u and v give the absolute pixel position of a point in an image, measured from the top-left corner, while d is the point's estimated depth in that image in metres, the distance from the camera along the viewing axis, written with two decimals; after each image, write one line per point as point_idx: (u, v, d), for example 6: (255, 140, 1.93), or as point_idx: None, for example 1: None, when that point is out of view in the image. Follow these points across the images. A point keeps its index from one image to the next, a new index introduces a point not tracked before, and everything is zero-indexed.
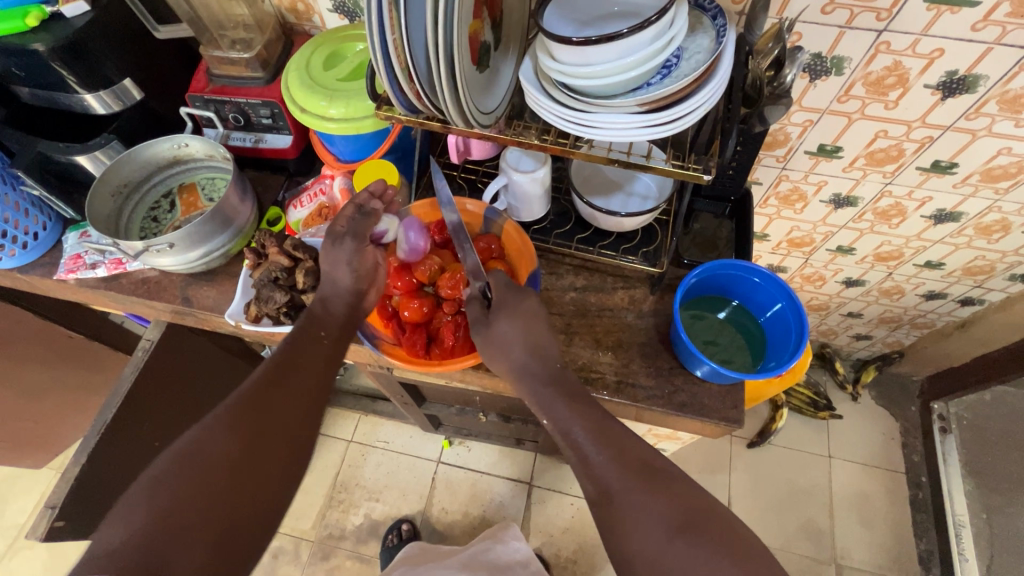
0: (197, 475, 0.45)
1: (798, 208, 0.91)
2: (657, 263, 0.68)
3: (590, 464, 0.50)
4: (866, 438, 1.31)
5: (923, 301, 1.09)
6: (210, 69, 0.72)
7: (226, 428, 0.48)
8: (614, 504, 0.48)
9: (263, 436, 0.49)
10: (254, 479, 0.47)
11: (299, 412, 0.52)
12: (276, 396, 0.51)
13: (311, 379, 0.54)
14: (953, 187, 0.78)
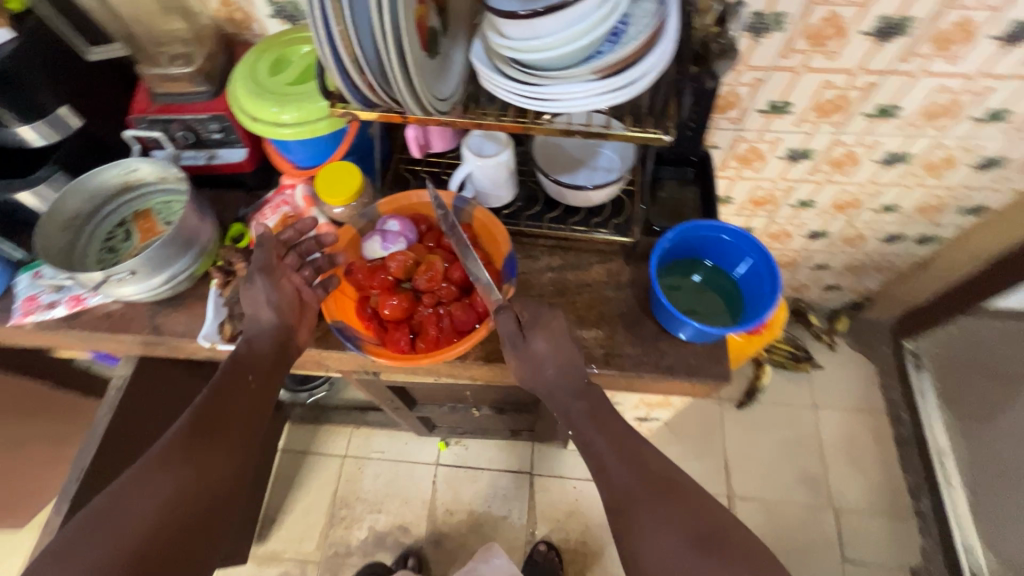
0: (108, 545, 0.45)
1: (757, 167, 0.93)
2: (629, 233, 0.69)
3: (608, 472, 0.53)
4: (847, 384, 1.36)
5: (885, 245, 1.13)
6: (152, 88, 0.69)
7: (149, 484, 0.49)
8: (636, 506, 0.50)
9: (184, 491, 0.50)
10: (178, 537, 0.48)
11: (225, 462, 0.53)
12: (195, 449, 0.52)
13: (239, 427, 0.55)
14: (901, 129, 0.81)
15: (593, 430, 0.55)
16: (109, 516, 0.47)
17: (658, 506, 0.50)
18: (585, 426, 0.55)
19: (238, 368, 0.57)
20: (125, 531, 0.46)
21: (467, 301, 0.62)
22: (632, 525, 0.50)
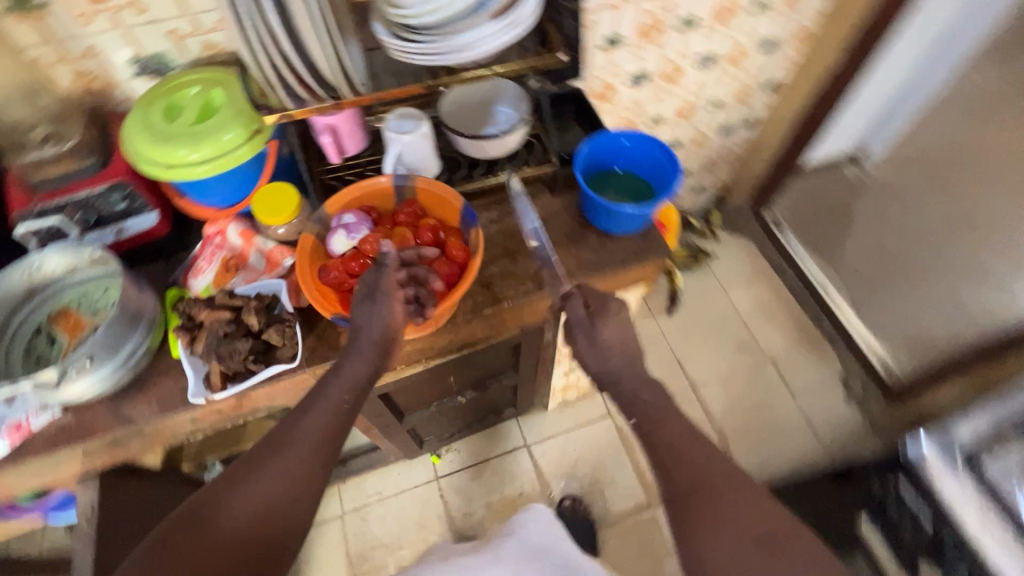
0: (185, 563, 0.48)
1: (612, 98, 1.09)
2: (548, 160, 0.80)
3: (667, 466, 0.58)
4: (739, 263, 1.60)
5: (722, 136, 1.37)
6: (28, 179, 0.65)
7: (245, 488, 0.53)
8: (691, 501, 0.55)
9: (244, 528, 0.52)
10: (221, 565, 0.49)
11: (293, 484, 0.55)
12: (272, 466, 0.55)
13: (307, 448, 0.57)
14: (701, 35, 1.03)
15: (650, 423, 0.61)
16: (206, 522, 0.51)
17: (707, 509, 0.54)
18: (641, 407, 0.62)
19: (336, 396, 0.60)
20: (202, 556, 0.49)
21: (444, 258, 0.65)
22: (695, 506, 0.55)
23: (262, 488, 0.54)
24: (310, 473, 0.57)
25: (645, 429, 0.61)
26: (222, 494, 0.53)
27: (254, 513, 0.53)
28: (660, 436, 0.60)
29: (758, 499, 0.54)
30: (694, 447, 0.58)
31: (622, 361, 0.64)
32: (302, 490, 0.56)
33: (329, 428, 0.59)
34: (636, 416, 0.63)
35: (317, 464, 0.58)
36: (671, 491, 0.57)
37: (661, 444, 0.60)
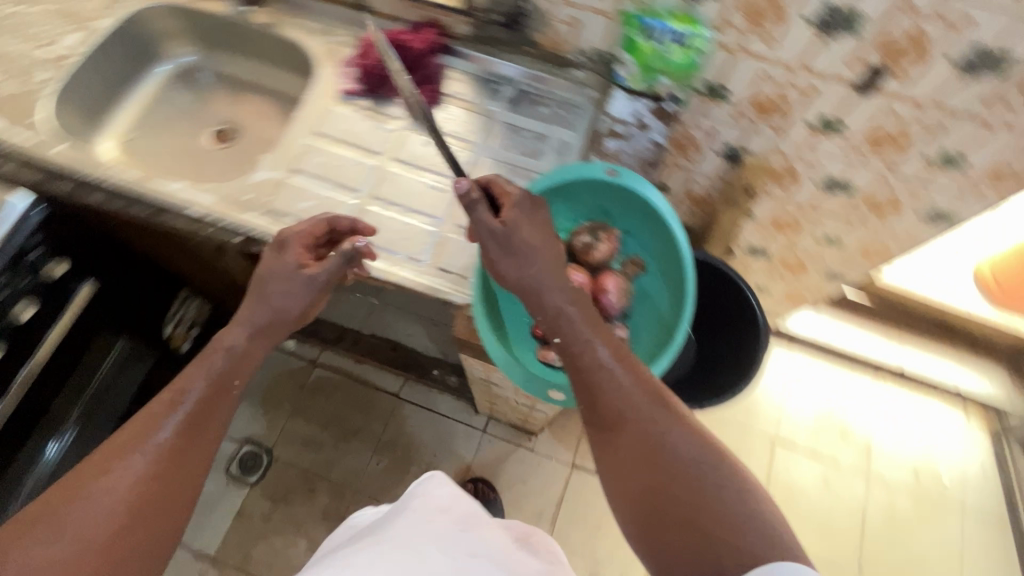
0: (99, 528, 0.47)
1: None
2: None
3: (602, 391, 0.54)
4: None
5: None
6: None
7: (129, 466, 0.50)
8: (612, 431, 0.54)
9: (151, 489, 0.50)
10: (147, 520, 0.49)
11: (188, 466, 0.52)
12: (135, 441, 0.51)
13: (191, 437, 0.53)
14: None
15: (575, 347, 0.55)
16: (79, 495, 0.47)
17: (630, 442, 0.52)
18: (574, 330, 0.56)
19: (215, 383, 0.56)
20: (112, 520, 0.47)
21: None
22: (627, 449, 0.52)
23: (142, 459, 0.50)
24: (177, 467, 0.52)
25: (571, 350, 0.56)
26: (110, 455, 0.50)
27: (118, 492, 0.48)
28: (586, 372, 0.55)
29: (690, 429, 0.52)
30: (631, 390, 0.54)
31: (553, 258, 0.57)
32: (176, 484, 0.51)
33: (213, 407, 0.55)
34: (559, 333, 0.56)
35: (200, 443, 0.53)
36: (596, 415, 0.55)
37: (588, 372, 0.55)
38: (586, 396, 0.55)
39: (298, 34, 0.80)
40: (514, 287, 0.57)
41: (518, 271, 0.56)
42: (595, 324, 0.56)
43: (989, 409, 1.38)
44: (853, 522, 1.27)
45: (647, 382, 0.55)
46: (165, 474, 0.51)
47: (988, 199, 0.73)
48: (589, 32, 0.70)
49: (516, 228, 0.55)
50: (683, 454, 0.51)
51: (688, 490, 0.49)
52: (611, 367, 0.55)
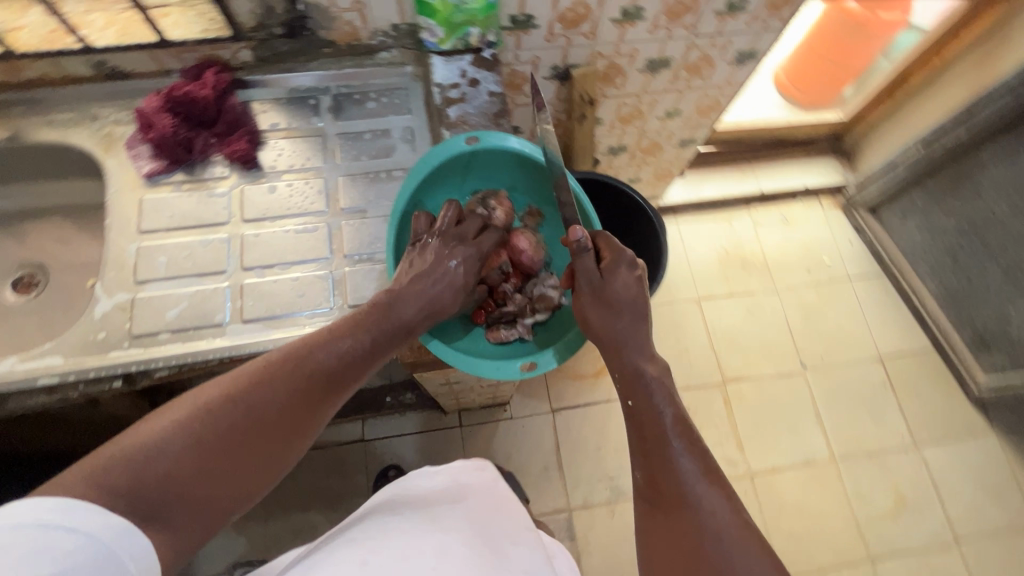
0: (215, 442, 0.43)
1: None
2: None
3: (670, 457, 0.53)
4: None
5: None
6: None
7: (258, 397, 0.46)
8: (666, 508, 0.52)
9: (271, 428, 0.46)
10: (254, 457, 0.45)
11: (305, 418, 0.49)
12: (275, 377, 0.48)
13: (317, 386, 0.50)
14: None
15: (642, 410, 0.56)
16: (213, 404, 0.44)
17: (686, 528, 0.49)
18: (649, 393, 0.57)
19: (372, 321, 0.55)
20: (231, 438, 0.44)
21: None
22: (678, 524, 0.50)
23: (270, 392, 0.47)
24: (314, 400, 0.49)
25: (639, 415, 0.57)
26: (244, 381, 0.47)
27: (255, 406, 0.46)
28: (651, 433, 0.55)
29: (743, 521, 0.50)
30: (693, 474, 0.52)
31: (628, 321, 0.60)
32: (298, 426, 0.48)
33: (345, 356, 0.52)
34: (633, 397, 0.58)
35: (318, 395, 0.50)
36: (652, 491, 0.54)
37: (652, 444, 0.54)
38: (646, 458, 0.55)
39: (54, 133, 0.67)
40: (597, 337, 0.61)
41: (607, 323, 0.61)
42: (668, 395, 0.57)
43: (833, 191, 1.63)
44: (783, 331, 1.47)
45: (711, 473, 0.53)
46: (291, 405, 0.47)
47: (774, 26, 0.82)
48: (378, 10, 0.66)
49: (615, 281, 0.61)
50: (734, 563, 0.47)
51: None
52: (677, 443, 0.54)
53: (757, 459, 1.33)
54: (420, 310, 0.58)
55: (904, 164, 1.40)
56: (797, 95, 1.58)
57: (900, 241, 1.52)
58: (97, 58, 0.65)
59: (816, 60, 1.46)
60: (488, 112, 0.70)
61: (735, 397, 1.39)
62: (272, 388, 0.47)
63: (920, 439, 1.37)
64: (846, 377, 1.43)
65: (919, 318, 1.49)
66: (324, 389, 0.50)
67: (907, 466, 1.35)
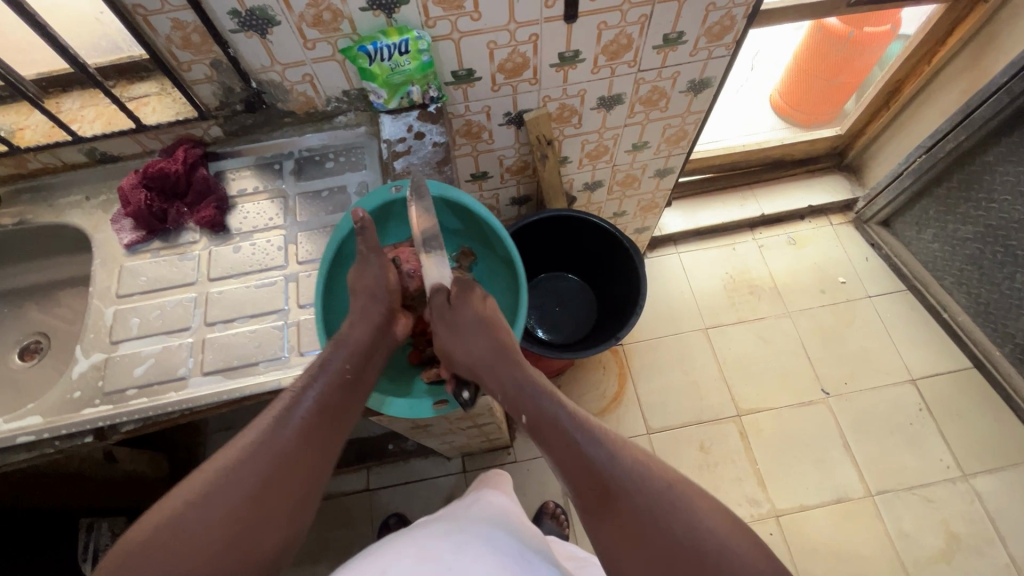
0: (215, 526, 0.49)
1: None
2: None
3: (576, 456, 0.57)
4: None
5: None
6: None
7: (247, 469, 0.52)
8: (601, 508, 0.54)
9: (266, 494, 0.52)
10: (258, 525, 0.51)
11: (301, 476, 0.55)
12: (258, 447, 0.54)
13: (302, 442, 0.56)
14: None
15: (540, 424, 0.61)
16: (205, 493, 0.50)
17: (621, 510, 0.52)
18: (541, 409, 0.62)
19: (336, 374, 0.61)
20: (231, 517, 0.50)
21: None
22: (606, 512, 0.53)
23: (257, 463, 0.53)
24: (302, 460, 0.56)
25: (542, 430, 0.61)
26: (229, 460, 0.53)
27: (239, 483, 0.51)
28: (554, 437, 0.59)
29: (664, 480, 0.53)
30: (601, 457, 0.55)
31: (484, 342, 0.68)
32: (291, 485, 0.54)
33: (326, 407, 0.59)
34: (524, 411, 0.64)
35: (308, 451, 0.56)
36: (583, 495, 0.56)
37: (560, 449, 0.58)
38: (564, 467, 0.58)
39: (52, 215, 0.75)
40: (471, 368, 0.68)
41: (466, 347, 0.68)
42: (555, 399, 0.63)
43: (843, 208, 1.57)
44: (799, 357, 1.39)
45: (616, 447, 0.56)
46: (281, 465, 0.54)
47: (720, 53, 0.84)
48: (327, 80, 0.72)
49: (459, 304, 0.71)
50: (670, 527, 0.49)
51: (688, 555, 0.47)
52: (580, 437, 0.58)
53: (781, 497, 1.24)
54: (372, 341, 0.67)
55: (909, 174, 1.35)
56: (797, 116, 1.54)
57: (919, 254, 1.43)
58: (88, 146, 0.74)
59: (808, 79, 1.43)
60: (432, 161, 0.74)
61: (752, 430, 1.31)
62: (254, 460, 0.53)
63: (969, 467, 1.24)
64: (874, 402, 1.33)
65: (952, 335, 1.38)
66: (306, 446, 0.56)
67: (955, 499, 1.21)
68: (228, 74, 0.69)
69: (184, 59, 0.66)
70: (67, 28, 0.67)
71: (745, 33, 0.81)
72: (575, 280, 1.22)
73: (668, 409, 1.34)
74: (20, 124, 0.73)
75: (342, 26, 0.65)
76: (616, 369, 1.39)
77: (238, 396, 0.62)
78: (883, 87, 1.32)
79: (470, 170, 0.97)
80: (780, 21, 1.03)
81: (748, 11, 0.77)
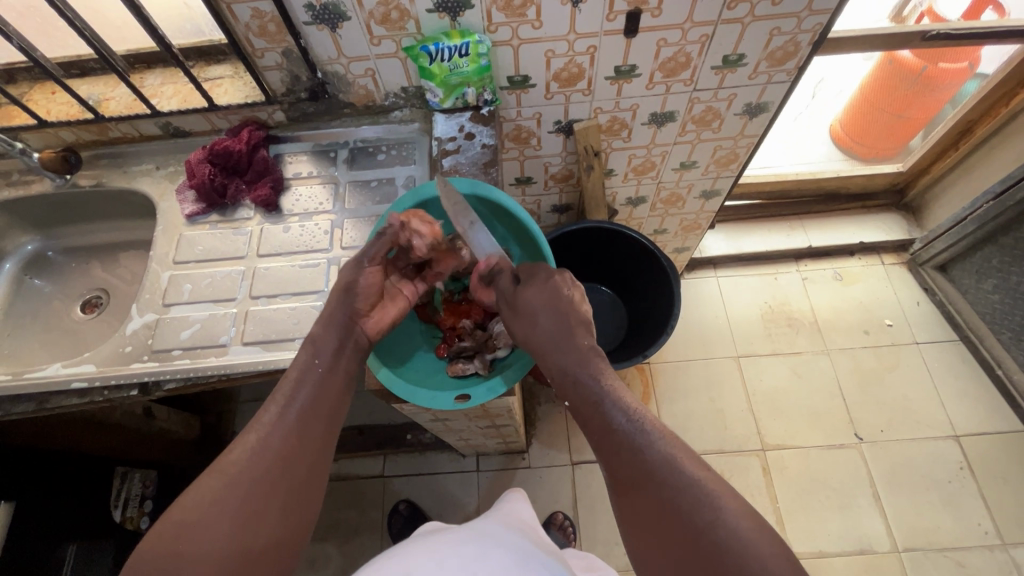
0: (222, 523, 0.49)
1: None
2: None
3: (615, 444, 0.56)
4: None
5: None
6: None
7: (248, 469, 0.53)
8: (630, 492, 0.53)
9: (269, 484, 0.53)
10: (268, 511, 0.52)
11: (304, 464, 0.57)
12: (256, 449, 0.54)
13: (298, 435, 0.57)
14: None
15: (580, 406, 0.61)
16: (207, 497, 0.50)
17: (654, 501, 0.51)
18: (585, 388, 0.61)
19: (310, 375, 0.61)
20: (237, 510, 0.51)
21: None
22: (639, 501, 0.52)
23: (255, 462, 0.54)
24: (302, 456, 0.57)
25: (580, 411, 0.61)
26: (225, 465, 0.53)
27: (243, 476, 0.52)
28: (593, 420, 0.59)
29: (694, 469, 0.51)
30: (641, 448, 0.54)
31: (548, 323, 0.65)
32: (294, 480, 0.55)
33: (315, 402, 0.60)
34: (569, 397, 0.63)
35: (306, 441, 0.58)
36: (615, 481, 0.56)
37: (600, 436, 0.57)
38: (603, 451, 0.57)
39: (125, 181, 0.81)
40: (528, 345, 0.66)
41: (527, 331, 0.66)
42: (596, 379, 0.61)
43: (897, 248, 1.50)
44: (834, 397, 1.34)
45: (654, 437, 0.54)
46: (282, 458, 0.55)
47: (780, 79, 0.82)
48: (388, 75, 0.75)
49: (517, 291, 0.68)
50: (695, 519, 0.48)
51: (701, 547, 0.46)
52: (619, 420, 0.57)
53: (799, 540, 1.19)
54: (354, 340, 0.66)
55: (972, 220, 1.28)
56: (856, 147, 1.49)
57: (977, 305, 1.36)
58: (163, 120, 0.79)
59: (870, 110, 1.38)
60: (479, 162, 0.76)
61: (776, 466, 1.27)
62: (255, 460, 0.54)
63: (1009, 536, 1.16)
64: (910, 453, 1.26)
65: (1005, 394, 1.30)
66: (304, 436, 0.58)
67: (990, 568, 1.14)
68: (296, 63, 0.73)
69: (259, 46, 0.70)
70: (159, 11, 0.72)
71: (809, 61, 0.79)
72: (606, 292, 1.22)
73: (690, 434, 1.32)
74: (106, 95, 0.79)
75: (408, 26, 0.67)
76: (640, 387, 1.38)
77: (272, 368, 0.65)
78: (952, 127, 1.27)
79: (516, 174, 0.98)
80: (847, 50, 1.00)
81: (815, 38, 0.75)
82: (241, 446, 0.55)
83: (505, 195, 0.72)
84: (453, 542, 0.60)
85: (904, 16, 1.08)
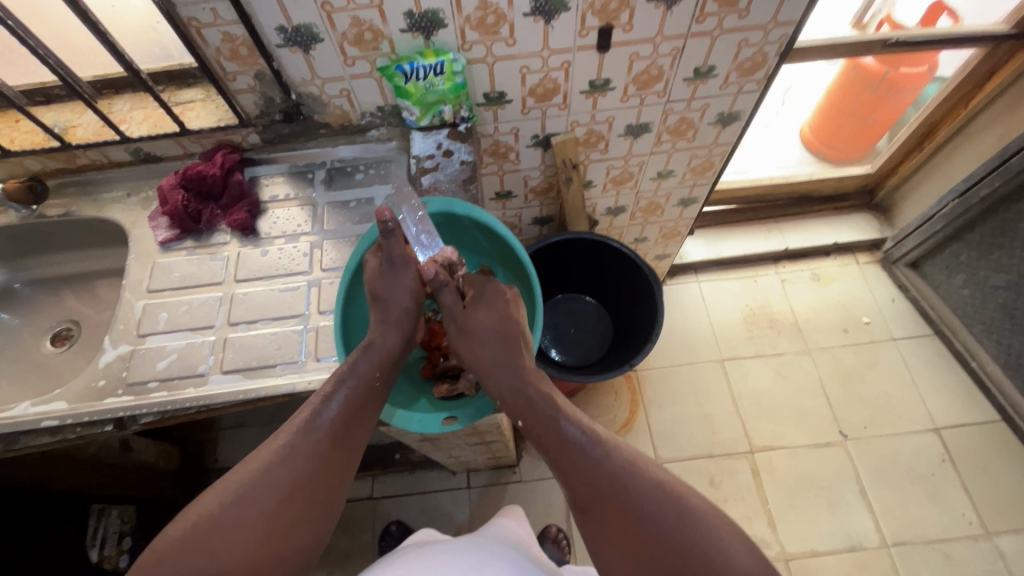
0: (246, 530, 0.50)
1: None
2: None
3: (571, 460, 0.58)
4: None
5: None
6: None
7: (276, 474, 0.54)
8: (591, 506, 0.56)
9: (294, 497, 0.54)
10: (289, 527, 0.53)
11: (330, 483, 0.57)
12: (290, 455, 0.55)
13: (331, 448, 0.58)
14: None
15: (534, 426, 0.63)
16: (231, 499, 0.51)
17: (613, 507, 0.54)
18: (535, 411, 0.63)
19: (365, 378, 0.61)
20: (263, 518, 0.51)
21: None
22: (598, 511, 0.55)
23: (282, 471, 0.54)
24: (332, 462, 0.58)
25: (533, 430, 0.63)
26: (254, 468, 0.54)
27: (271, 481, 0.53)
28: (547, 438, 0.61)
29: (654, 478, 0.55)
30: (597, 457, 0.57)
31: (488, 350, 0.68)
32: (324, 484, 0.56)
33: (355, 417, 0.60)
34: (521, 416, 0.64)
35: (336, 455, 0.58)
36: (574, 496, 0.58)
37: (556, 452, 0.60)
38: (560, 468, 0.59)
39: (95, 209, 0.79)
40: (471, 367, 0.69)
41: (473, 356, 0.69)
42: (547, 400, 0.64)
43: (871, 248, 1.54)
44: (817, 396, 1.36)
45: (611, 448, 0.58)
46: (311, 470, 0.55)
47: (750, 89, 0.84)
48: (363, 95, 0.75)
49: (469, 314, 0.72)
50: (660, 525, 0.51)
51: (671, 549, 0.50)
52: (573, 434, 0.59)
53: (792, 541, 1.20)
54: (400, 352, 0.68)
55: (941, 218, 1.32)
56: (826, 151, 1.53)
57: (949, 300, 1.39)
58: (134, 146, 0.77)
59: (838, 114, 1.41)
60: (458, 179, 0.75)
61: (765, 468, 1.28)
62: (282, 468, 0.54)
63: (993, 526, 1.19)
64: (894, 448, 1.29)
65: (979, 385, 1.34)
66: (333, 453, 0.58)
67: (977, 558, 1.16)
68: (269, 86, 0.72)
69: (230, 70, 0.69)
70: (125, 36, 0.71)
71: (777, 70, 0.81)
72: (591, 302, 1.23)
73: (679, 439, 1.32)
74: (73, 122, 0.77)
75: (381, 45, 0.67)
76: (628, 395, 1.38)
77: (254, 396, 0.63)
78: (916, 129, 1.31)
79: (495, 188, 0.98)
80: (811, 59, 1.03)
81: (781, 49, 0.77)
82: (269, 450, 0.56)
83: (481, 210, 0.71)
84: (451, 549, 0.60)
85: (864, 23, 1.12)
